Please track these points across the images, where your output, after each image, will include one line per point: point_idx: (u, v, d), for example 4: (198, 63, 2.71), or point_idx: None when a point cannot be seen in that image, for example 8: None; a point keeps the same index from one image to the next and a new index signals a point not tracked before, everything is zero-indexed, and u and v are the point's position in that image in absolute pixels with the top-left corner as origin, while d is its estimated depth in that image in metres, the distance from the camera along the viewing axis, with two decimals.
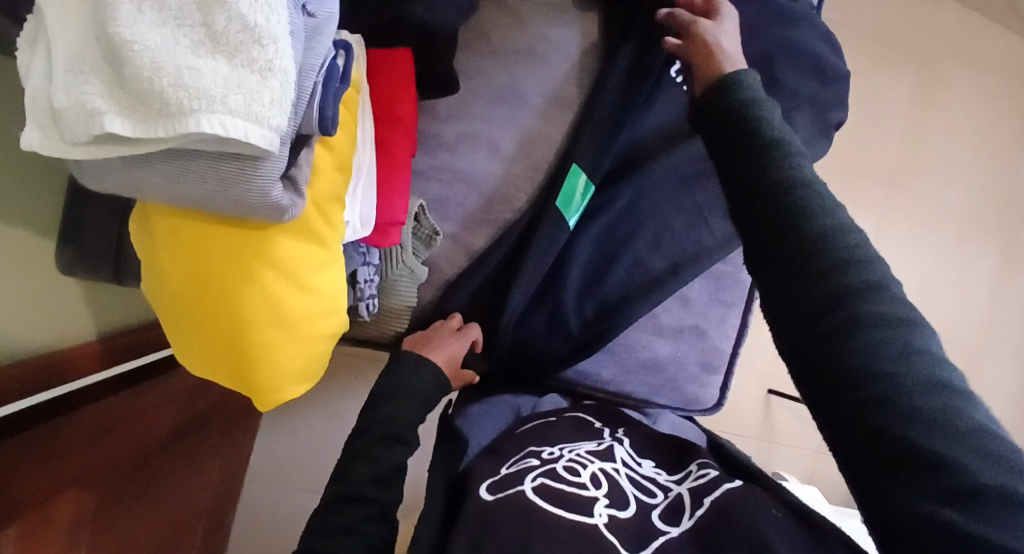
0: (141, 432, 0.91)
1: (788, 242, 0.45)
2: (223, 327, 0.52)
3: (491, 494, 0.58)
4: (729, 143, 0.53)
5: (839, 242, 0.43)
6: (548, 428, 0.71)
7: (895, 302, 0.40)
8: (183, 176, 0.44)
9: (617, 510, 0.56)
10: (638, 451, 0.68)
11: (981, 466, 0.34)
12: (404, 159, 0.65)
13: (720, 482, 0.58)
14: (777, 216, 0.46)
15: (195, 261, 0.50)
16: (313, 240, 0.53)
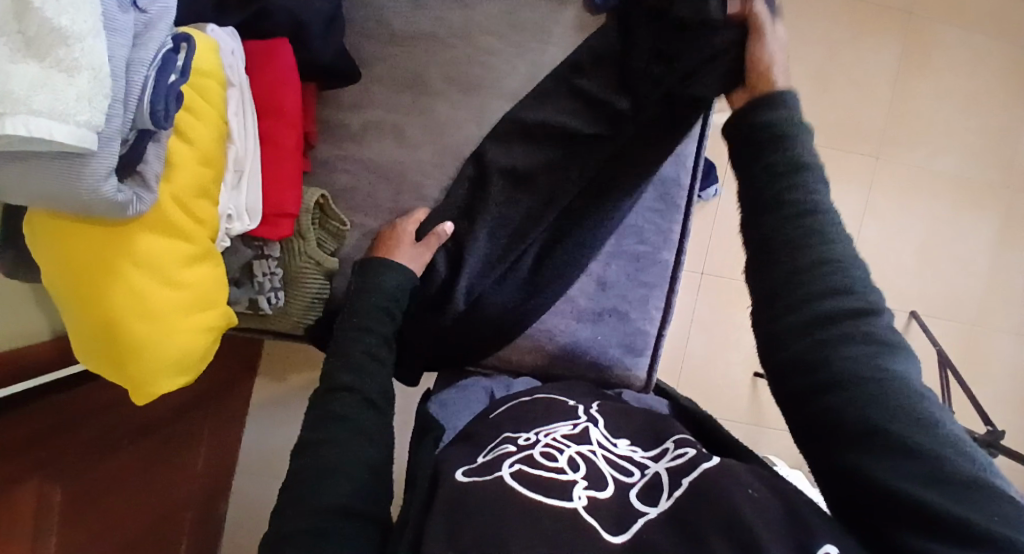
0: (106, 427, 0.94)
1: (785, 275, 0.51)
2: (93, 324, 0.52)
3: (466, 478, 0.52)
4: (753, 153, 0.56)
5: (826, 266, 0.50)
6: (516, 411, 0.66)
7: (870, 328, 0.47)
8: (19, 179, 0.44)
9: (596, 492, 0.49)
10: (613, 430, 0.61)
11: (965, 481, 0.39)
12: (292, 150, 0.66)
13: (697, 461, 0.51)
14: (771, 239, 0.52)
15: (56, 259, 0.51)
16: (175, 234, 0.54)
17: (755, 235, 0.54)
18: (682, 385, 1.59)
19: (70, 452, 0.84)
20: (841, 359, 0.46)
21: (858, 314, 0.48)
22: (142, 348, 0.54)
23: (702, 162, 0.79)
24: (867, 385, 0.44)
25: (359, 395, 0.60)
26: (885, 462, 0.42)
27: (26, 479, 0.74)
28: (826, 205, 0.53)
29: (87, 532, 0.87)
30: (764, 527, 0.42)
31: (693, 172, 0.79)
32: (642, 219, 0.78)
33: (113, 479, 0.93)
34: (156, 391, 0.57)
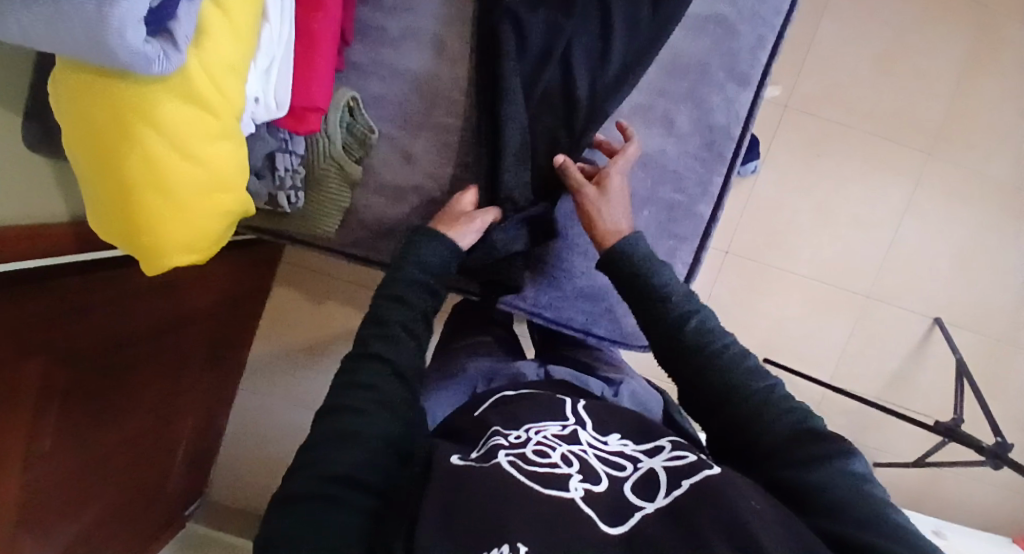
0: (129, 324, 0.92)
1: (674, 342, 0.59)
2: (109, 187, 0.51)
3: (461, 461, 0.51)
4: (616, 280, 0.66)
5: (703, 335, 0.58)
6: (503, 405, 0.65)
7: (741, 361, 0.56)
8: (47, 24, 0.42)
9: (591, 486, 0.48)
10: (602, 427, 0.58)
11: (833, 486, 0.46)
12: (326, 40, 0.63)
13: (699, 465, 0.48)
14: (653, 324, 0.62)
15: (73, 109, 0.49)
16: (199, 105, 0.52)
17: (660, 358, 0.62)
18: None
19: (86, 339, 0.83)
20: (732, 392, 0.54)
21: (739, 366, 0.56)
22: (155, 217, 0.53)
23: (755, 113, 0.75)
24: (756, 414, 0.52)
25: (390, 369, 0.56)
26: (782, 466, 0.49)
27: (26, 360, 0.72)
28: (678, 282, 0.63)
29: (87, 416, 0.87)
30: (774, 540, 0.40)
31: (744, 123, 0.75)
32: (683, 164, 0.74)
33: (118, 376, 0.93)
34: (168, 265, 0.56)
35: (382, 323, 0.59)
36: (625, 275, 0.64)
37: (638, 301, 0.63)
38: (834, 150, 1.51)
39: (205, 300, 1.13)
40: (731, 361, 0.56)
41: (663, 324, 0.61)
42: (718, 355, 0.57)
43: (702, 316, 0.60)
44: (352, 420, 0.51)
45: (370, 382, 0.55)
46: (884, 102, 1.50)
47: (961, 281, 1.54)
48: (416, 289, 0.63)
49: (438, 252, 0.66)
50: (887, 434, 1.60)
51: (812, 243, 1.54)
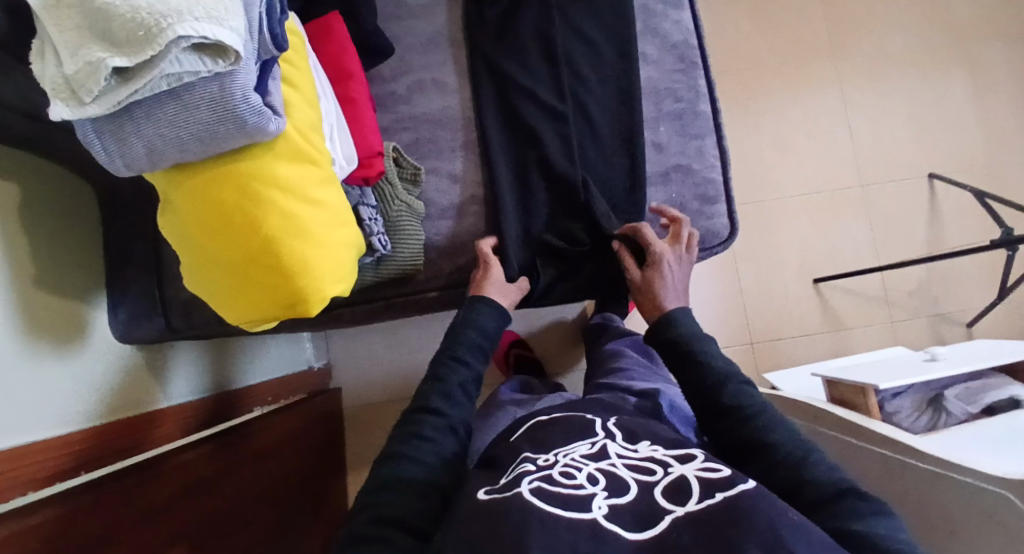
0: (239, 485, 0.98)
1: (717, 404, 0.71)
2: (255, 252, 0.58)
3: (487, 495, 0.62)
4: (673, 347, 0.78)
5: (743, 400, 0.70)
6: (533, 429, 0.77)
7: (777, 425, 0.67)
8: (182, 111, 0.53)
9: (616, 499, 0.59)
10: (630, 439, 0.72)
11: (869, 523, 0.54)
12: (364, 101, 0.75)
13: (732, 479, 0.58)
14: (695, 385, 0.74)
15: (209, 201, 0.58)
16: (304, 160, 0.61)
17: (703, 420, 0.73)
18: (751, 315, 1.66)
19: (207, 508, 0.87)
20: (772, 446, 0.65)
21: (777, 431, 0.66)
22: (305, 265, 0.59)
23: (700, 21, 0.89)
24: (795, 462, 0.62)
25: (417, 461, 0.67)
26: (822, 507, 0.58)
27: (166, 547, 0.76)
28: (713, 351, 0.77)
29: None
30: (802, 544, 0.50)
31: (696, 32, 0.89)
32: (669, 80, 0.87)
33: (251, 536, 0.97)
34: (320, 308, 0.63)
35: (443, 380, 0.76)
36: (668, 343, 0.79)
37: (680, 362, 0.77)
38: (763, 90, 1.73)
39: (286, 458, 1.19)
40: (766, 423, 0.67)
41: (708, 388, 0.73)
42: (752, 420, 0.68)
43: (739, 386, 0.72)
44: (403, 472, 0.65)
45: (432, 434, 0.70)
46: (776, 39, 1.75)
47: (926, 137, 1.74)
48: (473, 352, 0.80)
49: (490, 317, 0.81)
50: (954, 289, 1.71)
51: (791, 168, 1.72)
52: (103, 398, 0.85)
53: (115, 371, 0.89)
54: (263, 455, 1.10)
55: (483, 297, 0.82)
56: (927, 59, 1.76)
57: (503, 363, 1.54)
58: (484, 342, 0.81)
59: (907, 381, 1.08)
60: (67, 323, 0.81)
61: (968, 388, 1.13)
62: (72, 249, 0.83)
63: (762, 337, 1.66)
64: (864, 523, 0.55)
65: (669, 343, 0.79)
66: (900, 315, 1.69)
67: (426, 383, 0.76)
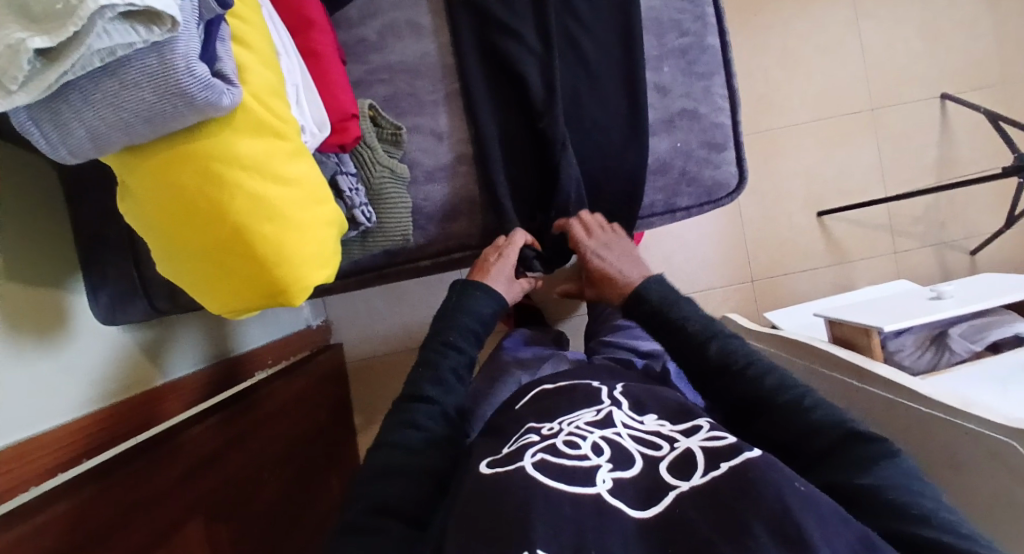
0: (250, 457, 0.98)
1: (706, 365, 0.69)
2: (227, 242, 0.53)
3: (489, 468, 0.62)
4: (648, 309, 0.76)
5: (732, 356, 0.68)
6: (541, 401, 0.77)
7: (770, 375, 0.66)
8: (122, 92, 0.46)
9: (622, 472, 0.58)
10: (638, 410, 0.70)
11: (880, 478, 0.54)
12: (331, 55, 0.67)
13: (739, 448, 0.56)
14: (681, 343, 0.72)
15: (166, 188, 0.52)
16: (267, 132, 0.55)
17: (696, 378, 0.71)
18: (753, 252, 1.62)
19: (219, 483, 0.87)
20: (770, 400, 0.63)
21: (772, 384, 0.64)
22: (282, 249, 0.54)
23: None
24: (796, 416, 0.61)
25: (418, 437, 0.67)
26: (829, 466, 0.58)
27: (179, 525, 0.76)
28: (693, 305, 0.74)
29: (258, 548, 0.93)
30: (813, 523, 0.47)
31: None
32: (672, 10, 0.78)
33: (264, 505, 0.98)
34: (305, 295, 0.58)
35: (434, 368, 0.73)
36: (644, 314, 0.76)
37: (659, 325, 0.75)
38: (769, 6, 1.60)
39: (298, 421, 1.19)
40: (757, 377, 0.65)
41: (695, 350, 0.70)
42: (745, 376, 0.66)
43: (724, 341, 0.70)
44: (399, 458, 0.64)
45: (422, 424, 0.68)
46: None
47: (940, 54, 1.63)
48: (465, 338, 0.77)
49: (484, 302, 0.79)
50: (961, 216, 1.66)
51: (797, 93, 1.62)
52: (97, 384, 0.83)
53: (106, 355, 0.86)
54: (274, 421, 1.10)
55: (477, 281, 0.81)
56: None
57: (504, 313, 1.51)
58: (478, 329, 0.79)
59: (914, 321, 1.06)
60: (48, 312, 0.77)
61: (972, 326, 1.11)
62: (42, 231, 0.77)
63: (764, 274, 1.62)
64: (872, 475, 0.55)
65: (646, 303, 0.76)
66: (905, 245, 1.66)
67: (415, 370, 0.74)
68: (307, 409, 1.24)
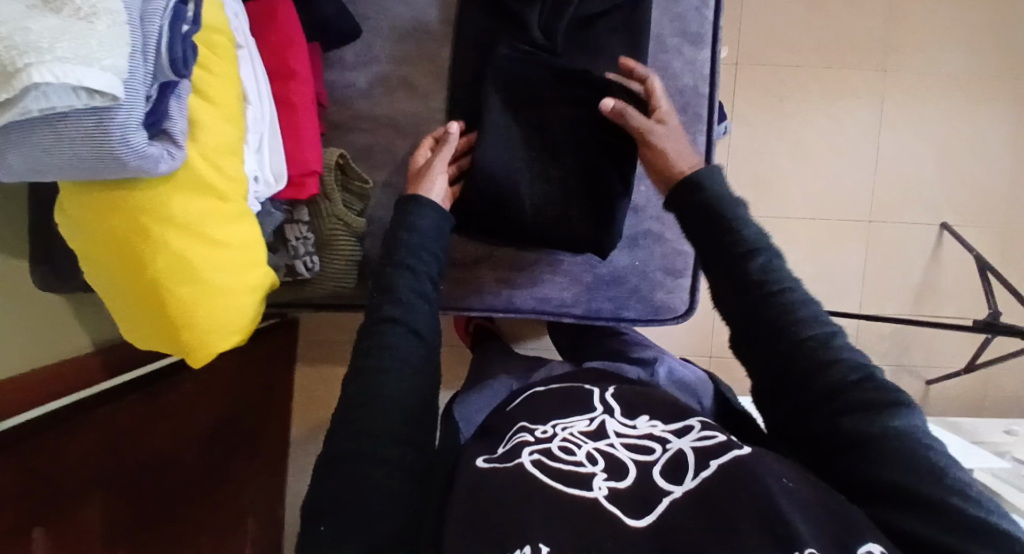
0: (172, 431, 0.97)
1: (746, 284, 0.54)
2: (147, 294, 0.53)
3: (486, 464, 0.55)
4: (701, 220, 0.58)
5: (780, 283, 0.53)
6: (533, 400, 0.68)
7: (823, 322, 0.51)
8: (56, 144, 0.45)
9: (616, 483, 0.50)
10: (629, 413, 0.60)
11: (936, 479, 0.42)
12: (307, 107, 0.65)
13: (729, 447, 0.50)
14: (721, 250, 0.56)
15: (95, 227, 0.52)
16: (210, 192, 0.54)
17: (729, 290, 0.55)
18: None
19: (133, 460, 0.88)
20: (820, 356, 0.49)
21: (824, 339, 0.50)
22: (193, 310, 0.54)
23: (719, 68, 0.75)
24: (844, 380, 0.48)
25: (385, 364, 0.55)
26: (871, 458, 0.45)
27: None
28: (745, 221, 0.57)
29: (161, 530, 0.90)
30: (794, 511, 0.43)
31: (712, 80, 0.76)
32: None
33: (181, 483, 0.95)
34: (214, 352, 0.59)
35: (389, 289, 0.59)
36: (697, 212, 0.59)
37: (709, 236, 0.58)
38: (795, 91, 1.52)
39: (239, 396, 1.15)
40: (808, 319, 0.51)
41: (740, 270, 0.54)
42: (790, 312, 0.51)
43: (770, 256, 0.55)
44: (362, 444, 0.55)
45: (391, 344, 0.55)
46: (827, 33, 1.51)
47: (951, 181, 1.55)
48: (418, 257, 0.62)
49: (432, 220, 0.65)
50: (931, 346, 1.62)
51: (800, 184, 1.55)
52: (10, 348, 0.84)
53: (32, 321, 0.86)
54: (205, 400, 1.07)
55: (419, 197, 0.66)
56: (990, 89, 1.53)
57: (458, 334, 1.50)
58: (437, 251, 0.65)
59: None
60: None
61: None
62: None
63: None
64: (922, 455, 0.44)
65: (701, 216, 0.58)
66: None
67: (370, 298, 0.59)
68: (263, 383, 1.21)
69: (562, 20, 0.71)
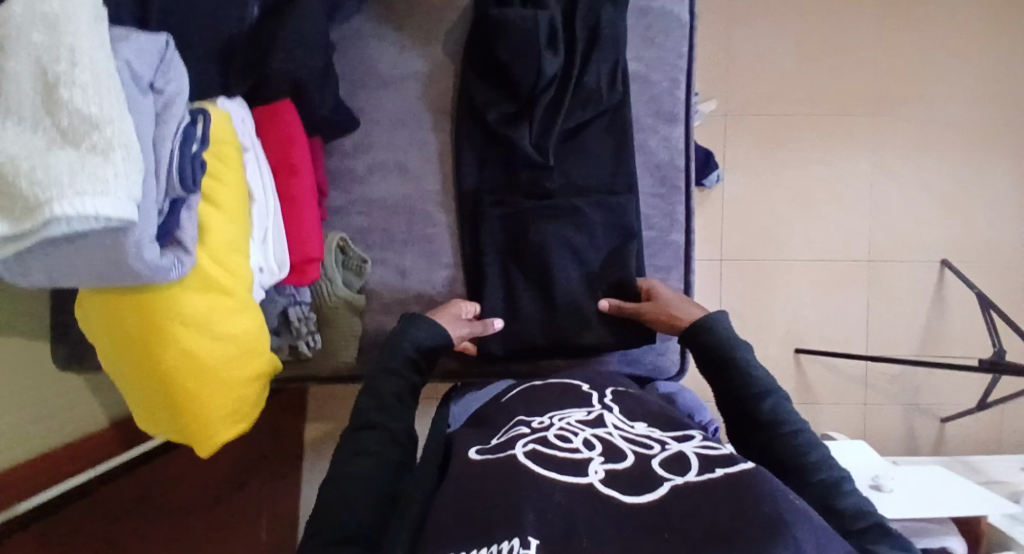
0: None
1: (743, 405, 0.60)
2: (154, 384, 0.57)
3: (480, 455, 0.54)
4: (706, 347, 0.66)
5: (780, 412, 0.58)
6: (526, 395, 0.69)
7: (817, 448, 0.54)
8: (74, 257, 0.49)
9: (615, 464, 0.48)
10: (629, 416, 0.61)
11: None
12: (307, 199, 0.69)
13: (735, 456, 0.47)
14: (722, 368, 0.63)
15: (109, 322, 0.56)
16: (216, 290, 0.58)
17: (733, 415, 0.61)
18: None
19: None
20: (808, 469, 0.52)
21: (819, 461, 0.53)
22: (199, 401, 0.58)
23: (693, 141, 0.81)
24: (823, 486, 0.50)
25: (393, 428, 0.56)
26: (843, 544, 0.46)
27: None
28: (748, 353, 0.64)
29: None
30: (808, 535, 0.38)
31: (686, 152, 0.81)
32: (645, 205, 0.81)
33: None
34: (218, 441, 0.62)
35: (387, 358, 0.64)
36: (702, 348, 0.66)
37: (713, 367, 0.65)
38: (789, 140, 1.56)
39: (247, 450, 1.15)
40: (803, 442, 0.54)
41: (739, 389, 0.61)
42: (785, 435, 0.55)
43: (772, 389, 0.60)
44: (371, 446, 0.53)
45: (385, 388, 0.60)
46: (812, 84, 1.55)
47: (944, 222, 1.57)
48: (402, 360, 0.65)
49: (430, 334, 0.68)
50: (939, 385, 1.61)
51: (798, 229, 1.57)
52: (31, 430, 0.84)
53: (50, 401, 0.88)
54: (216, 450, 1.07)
55: (421, 317, 0.71)
56: (976, 132, 1.56)
57: None
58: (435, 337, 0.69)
59: None
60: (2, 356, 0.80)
61: (907, 527, 1.07)
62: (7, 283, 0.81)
63: None
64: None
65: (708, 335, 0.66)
66: (875, 399, 1.60)
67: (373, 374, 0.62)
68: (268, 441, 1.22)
69: (551, 138, 0.75)
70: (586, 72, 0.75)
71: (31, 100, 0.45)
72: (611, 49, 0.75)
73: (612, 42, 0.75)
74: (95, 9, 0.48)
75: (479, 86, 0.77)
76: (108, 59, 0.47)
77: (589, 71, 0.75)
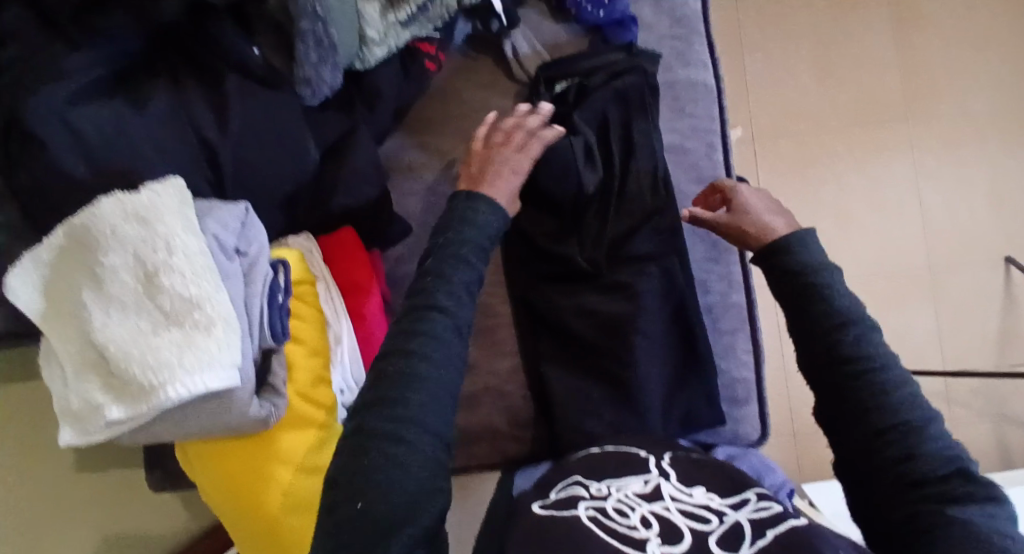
0: None
1: (821, 348, 0.45)
2: (261, 528, 0.59)
3: (543, 510, 0.51)
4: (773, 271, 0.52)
5: (870, 357, 0.43)
6: (590, 462, 0.64)
7: (911, 406, 0.41)
8: (180, 422, 0.52)
9: (671, 546, 0.45)
10: (687, 482, 0.55)
11: None
12: (377, 316, 0.71)
13: (783, 516, 0.46)
14: (796, 293, 0.49)
15: (215, 471, 0.60)
16: (305, 424, 0.61)
17: (805, 350, 0.47)
18: None
19: None
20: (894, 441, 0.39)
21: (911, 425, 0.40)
22: (304, 537, 0.60)
23: None
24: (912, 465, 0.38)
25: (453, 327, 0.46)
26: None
27: None
28: (832, 278, 0.48)
29: None
30: None
31: None
32: (700, 270, 0.82)
33: None
34: None
35: (445, 279, 0.48)
36: (769, 269, 0.52)
37: (782, 290, 0.50)
38: (824, 157, 1.52)
39: None
40: (893, 400, 0.41)
41: (814, 331, 0.46)
42: (868, 391, 0.42)
43: (860, 326, 0.45)
44: (416, 383, 0.42)
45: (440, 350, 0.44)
46: (842, 100, 1.53)
47: (1000, 221, 1.51)
48: (476, 254, 0.52)
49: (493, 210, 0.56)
50: (1020, 392, 1.54)
51: (850, 248, 1.52)
52: None
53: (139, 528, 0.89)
54: None
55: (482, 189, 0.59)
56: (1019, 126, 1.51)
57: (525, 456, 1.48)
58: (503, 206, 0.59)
59: None
60: None
61: None
62: None
63: None
64: None
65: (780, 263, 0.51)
66: (960, 414, 1.52)
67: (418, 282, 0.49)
68: None
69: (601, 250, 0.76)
70: (627, 181, 0.77)
71: (132, 289, 0.48)
72: (648, 157, 0.78)
73: (651, 138, 0.78)
74: (180, 193, 0.50)
75: (527, 210, 0.80)
76: (198, 238, 0.50)
77: (637, 162, 0.77)
